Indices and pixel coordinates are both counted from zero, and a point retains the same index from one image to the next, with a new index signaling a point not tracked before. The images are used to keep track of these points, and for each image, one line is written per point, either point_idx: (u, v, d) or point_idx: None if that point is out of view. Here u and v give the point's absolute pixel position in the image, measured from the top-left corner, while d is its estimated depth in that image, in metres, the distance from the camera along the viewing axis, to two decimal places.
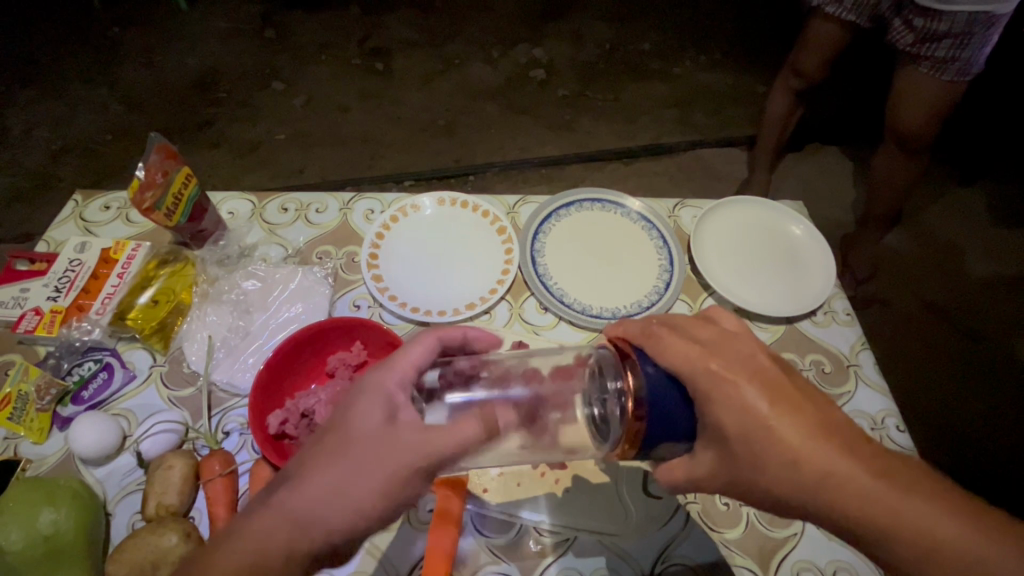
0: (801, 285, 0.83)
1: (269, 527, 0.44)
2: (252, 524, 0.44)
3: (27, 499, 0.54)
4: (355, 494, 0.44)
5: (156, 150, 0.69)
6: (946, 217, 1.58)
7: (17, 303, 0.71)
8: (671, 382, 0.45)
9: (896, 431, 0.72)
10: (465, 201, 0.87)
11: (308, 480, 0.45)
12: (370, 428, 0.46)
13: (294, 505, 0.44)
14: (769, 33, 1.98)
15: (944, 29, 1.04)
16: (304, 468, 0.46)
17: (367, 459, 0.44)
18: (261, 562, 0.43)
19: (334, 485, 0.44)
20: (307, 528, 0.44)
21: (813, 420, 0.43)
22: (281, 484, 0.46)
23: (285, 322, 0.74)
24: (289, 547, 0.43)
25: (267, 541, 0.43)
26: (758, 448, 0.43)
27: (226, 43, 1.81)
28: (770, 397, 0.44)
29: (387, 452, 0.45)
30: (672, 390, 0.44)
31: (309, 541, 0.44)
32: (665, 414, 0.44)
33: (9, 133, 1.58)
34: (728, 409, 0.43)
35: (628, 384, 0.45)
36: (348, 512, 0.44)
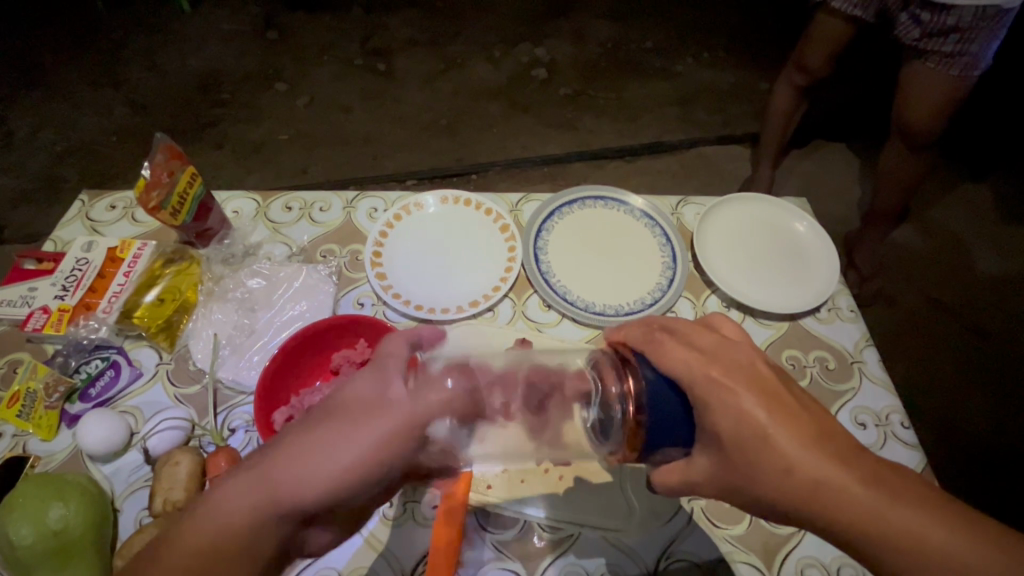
0: (804, 281, 0.82)
1: (245, 488, 0.44)
2: (226, 486, 0.45)
3: (35, 495, 0.55)
4: (332, 463, 0.44)
5: (162, 150, 0.70)
6: (950, 214, 1.57)
7: (25, 302, 0.72)
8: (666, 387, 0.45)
9: (900, 428, 0.72)
10: (468, 199, 0.87)
11: (288, 446, 0.46)
12: (358, 400, 0.48)
13: (270, 469, 0.45)
14: (772, 30, 1.98)
15: (951, 23, 1.04)
16: (288, 436, 0.47)
17: (354, 436, 0.45)
18: (235, 522, 0.43)
19: (314, 452, 0.45)
20: (279, 494, 0.44)
21: (809, 418, 0.44)
22: (262, 452, 0.47)
23: (290, 320, 0.74)
24: (260, 510, 0.44)
25: (239, 503, 0.44)
26: (756, 450, 0.43)
27: (230, 44, 1.82)
28: (767, 398, 0.44)
29: (374, 421, 0.46)
30: (669, 395, 0.45)
31: (281, 506, 0.44)
32: (666, 418, 0.45)
33: (17, 134, 1.59)
34: (723, 409, 0.44)
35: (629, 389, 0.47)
36: (324, 482, 0.44)
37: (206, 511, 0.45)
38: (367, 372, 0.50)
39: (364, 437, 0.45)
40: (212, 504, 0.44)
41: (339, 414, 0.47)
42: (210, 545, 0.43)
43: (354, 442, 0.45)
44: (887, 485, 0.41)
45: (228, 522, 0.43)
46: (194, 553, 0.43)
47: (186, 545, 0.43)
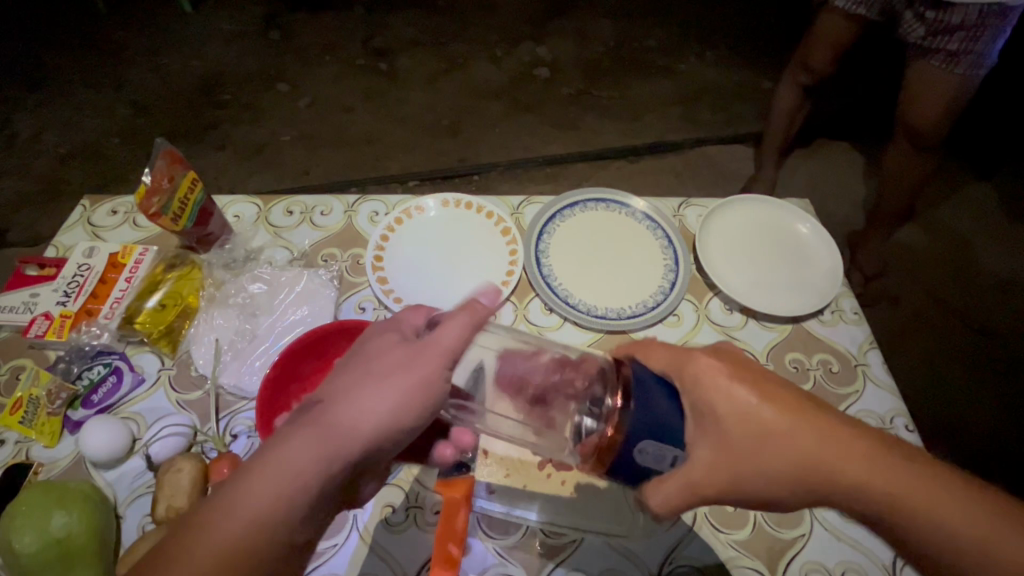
0: (808, 284, 0.82)
1: (306, 447, 0.42)
2: (283, 445, 0.43)
3: (38, 502, 0.55)
4: (382, 417, 0.44)
5: (162, 156, 0.69)
6: (955, 213, 1.56)
7: (27, 308, 0.72)
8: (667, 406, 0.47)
9: (905, 431, 0.72)
10: (469, 202, 0.87)
11: (339, 401, 0.44)
12: (391, 353, 0.47)
13: (326, 428, 0.43)
14: (775, 29, 1.97)
15: (955, 22, 1.03)
16: (330, 391, 0.46)
17: (398, 383, 0.45)
18: (298, 483, 0.41)
19: (359, 405, 0.44)
20: (342, 451, 0.43)
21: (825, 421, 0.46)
22: (307, 409, 0.45)
23: (291, 325, 0.74)
24: (324, 467, 0.42)
25: (300, 463, 0.42)
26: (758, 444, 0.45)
27: (231, 45, 1.82)
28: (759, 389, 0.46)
29: (416, 367, 0.46)
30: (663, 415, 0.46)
31: (344, 463, 0.43)
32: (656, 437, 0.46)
33: (19, 137, 1.59)
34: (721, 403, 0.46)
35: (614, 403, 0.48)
36: (378, 437, 0.44)
37: (268, 466, 0.42)
38: (385, 329, 0.50)
39: (413, 388, 0.45)
40: (267, 468, 0.41)
41: (378, 366, 0.46)
42: (270, 513, 0.41)
43: (407, 388, 0.45)
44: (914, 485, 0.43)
45: (292, 482, 0.41)
46: (249, 522, 0.40)
47: (242, 513, 0.40)
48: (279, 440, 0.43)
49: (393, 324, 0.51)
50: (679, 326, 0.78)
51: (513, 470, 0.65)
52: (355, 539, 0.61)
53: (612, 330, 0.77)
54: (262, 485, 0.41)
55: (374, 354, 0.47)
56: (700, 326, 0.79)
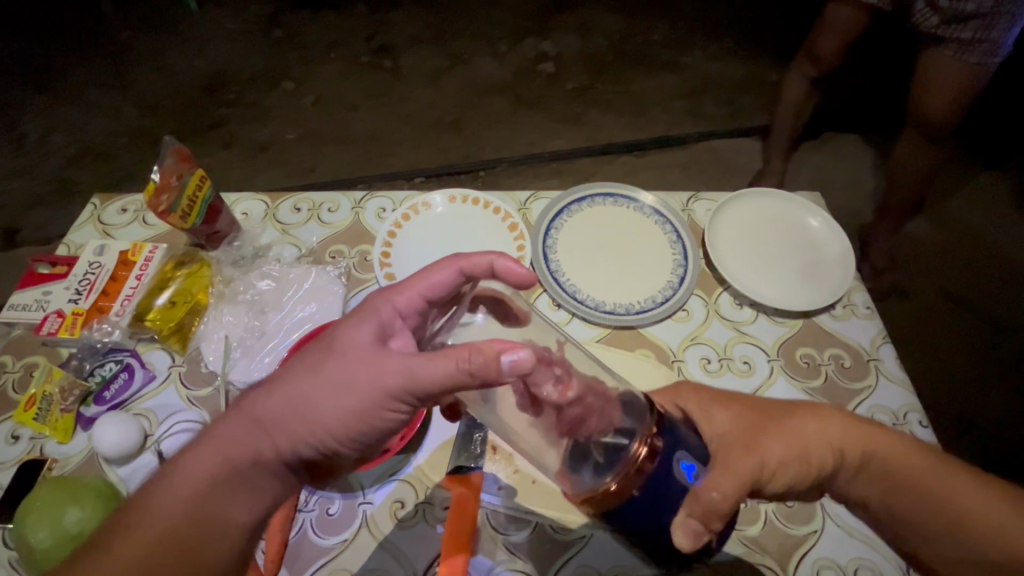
0: (820, 279, 0.81)
1: (240, 433, 0.47)
2: (224, 428, 0.47)
3: (53, 498, 0.55)
4: (318, 415, 0.47)
5: (170, 154, 0.69)
6: (968, 205, 1.54)
7: (39, 306, 0.73)
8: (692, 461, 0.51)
9: (919, 426, 0.71)
10: (476, 198, 0.86)
11: (277, 393, 0.48)
12: (344, 352, 0.49)
13: (264, 419, 0.47)
14: (783, 20, 1.94)
15: (970, 9, 1.02)
16: (276, 379, 0.49)
17: (350, 393, 0.47)
18: (229, 466, 0.46)
19: (297, 399, 0.47)
20: (271, 441, 0.47)
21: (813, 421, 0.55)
22: (251, 395, 0.49)
23: (300, 322, 0.74)
24: (254, 454, 0.46)
25: (235, 447, 0.46)
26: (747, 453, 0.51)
27: (236, 44, 1.82)
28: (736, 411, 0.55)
29: (370, 374, 0.47)
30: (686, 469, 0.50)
31: (273, 453, 0.47)
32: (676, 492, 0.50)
33: (29, 137, 1.61)
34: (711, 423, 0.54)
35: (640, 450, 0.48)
36: (309, 436, 0.47)
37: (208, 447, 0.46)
38: (364, 316, 0.51)
39: (352, 393, 0.47)
40: (206, 448, 0.46)
41: (325, 364, 0.48)
42: (199, 490, 0.44)
43: (354, 396, 0.47)
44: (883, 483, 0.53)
45: (221, 466, 0.46)
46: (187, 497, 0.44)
47: (185, 484, 0.45)
48: (223, 424, 0.47)
49: (377, 310, 0.51)
50: (688, 322, 0.78)
51: (521, 466, 0.64)
52: (364, 535, 0.61)
53: (620, 325, 0.76)
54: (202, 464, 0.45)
55: (340, 346, 0.49)
56: (709, 321, 0.78)
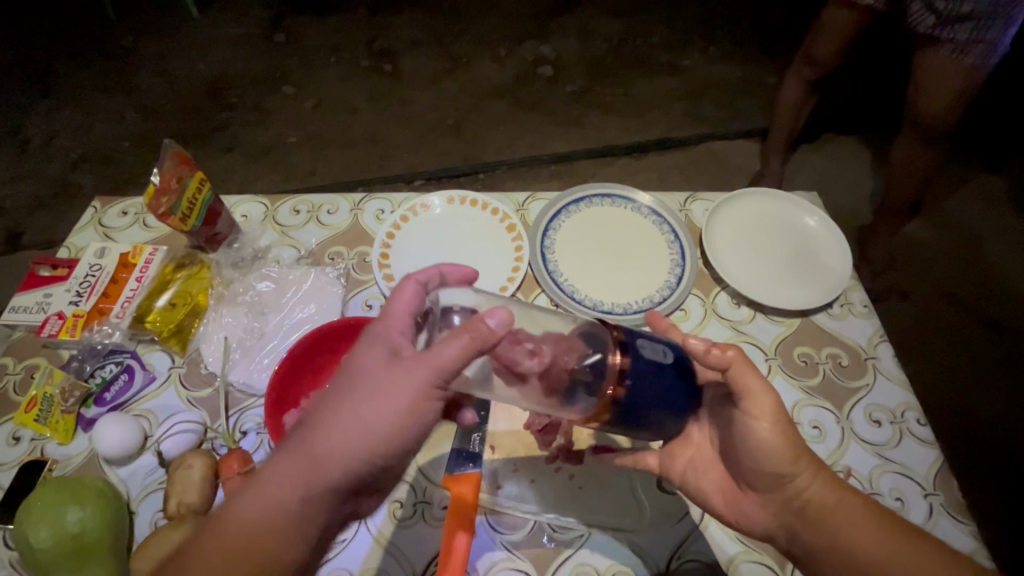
0: (817, 278, 0.81)
1: (290, 472, 0.46)
2: (268, 469, 0.47)
3: (53, 498, 0.56)
4: (361, 437, 0.45)
5: (170, 156, 0.70)
6: (966, 205, 1.54)
7: (40, 308, 0.73)
8: (665, 361, 0.51)
9: (917, 425, 0.71)
10: (474, 199, 0.87)
11: (318, 425, 0.46)
12: (373, 371, 0.47)
13: (307, 454, 0.45)
14: (781, 23, 1.95)
15: (965, 11, 1.03)
16: (315, 414, 0.48)
17: (382, 406, 0.46)
18: (283, 503, 0.45)
19: (338, 428, 0.46)
20: (322, 474, 0.45)
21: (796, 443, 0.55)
22: (294, 434, 0.48)
23: (300, 323, 0.75)
24: (306, 488, 0.45)
25: (286, 485, 0.45)
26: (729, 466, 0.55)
27: (237, 48, 1.83)
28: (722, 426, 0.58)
29: (399, 386, 0.46)
30: (659, 374, 0.51)
31: (326, 483, 0.45)
32: (658, 399, 0.51)
33: (31, 142, 1.62)
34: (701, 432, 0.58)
35: (612, 368, 0.49)
36: (359, 457, 0.45)
37: (253, 492, 0.46)
38: (372, 336, 0.50)
39: (391, 406, 0.45)
40: (251, 495, 0.46)
41: (358, 385, 0.47)
42: (259, 528, 0.44)
43: (388, 408, 0.45)
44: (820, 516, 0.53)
45: (277, 503, 0.45)
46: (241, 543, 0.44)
47: (238, 529, 0.45)
48: (263, 467, 0.47)
49: (381, 328, 0.50)
50: (686, 321, 0.78)
51: (520, 465, 0.65)
52: (363, 534, 0.61)
53: (618, 325, 0.77)
54: (250, 508, 0.45)
55: (358, 368, 0.48)
56: (707, 320, 0.78)
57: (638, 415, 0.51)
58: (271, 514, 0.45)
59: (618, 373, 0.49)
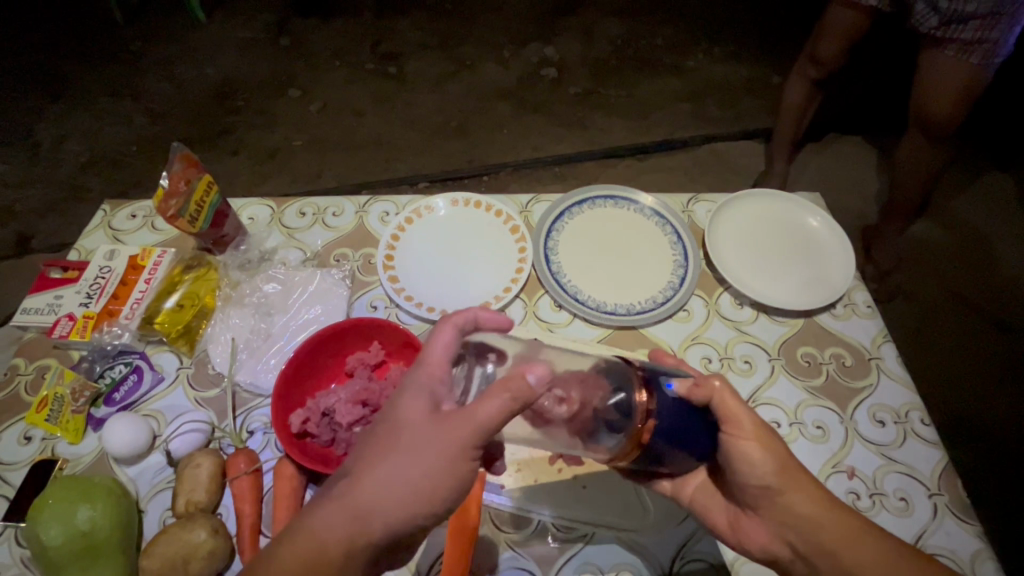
0: (821, 278, 0.81)
1: (334, 525, 0.46)
2: (312, 518, 0.47)
3: (65, 496, 0.57)
4: (404, 492, 0.46)
5: (178, 159, 0.72)
6: (973, 206, 1.54)
7: (51, 310, 0.74)
8: (687, 397, 0.52)
9: (921, 425, 0.71)
10: (478, 201, 0.87)
11: (362, 479, 0.47)
12: (415, 425, 0.47)
13: (352, 506, 0.46)
14: (785, 23, 1.95)
15: (970, 10, 1.03)
16: (357, 465, 0.48)
17: (426, 463, 0.46)
18: (325, 555, 0.45)
19: (381, 482, 0.46)
20: (367, 526, 0.45)
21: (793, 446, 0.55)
22: (337, 484, 0.48)
23: (305, 324, 0.75)
24: (350, 542, 0.45)
25: (330, 538, 0.45)
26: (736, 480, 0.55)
27: (243, 52, 1.85)
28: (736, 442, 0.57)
29: (442, 444, 0.46)
30: (683, 410, 0.51)
31: (369, 539, 0.46)
32: (682, 435, 0.51)
33: (41, 146, 1.64)
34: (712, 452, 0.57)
35: (641, 407, 0.50)
36: (403, 512, 0.46)
37: (296, 540, 0.46)
38: (413, 386, 0.50)
39: (435, 462, 0.46)
40: (295, 543, 0.46)
41: (400, 440, 0.47)
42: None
43: (431, 464, 0.46)
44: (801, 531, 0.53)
45: (320, 556, 0.45)
46: None
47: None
48: (307, 517, 0.47)
49: (421, 378, 0.50)
50: (689, 322, 0.78)
51: (523, 465, 0.65)
52: None
53: (622, 325, 0.77)
54: (293, 555, 0.45)
55: (399, 420, 0.48)
56: (710, 321, 0.79)
57: (662, 451, 0.51)
58: (312, 565, 0.45)
59: (646, 412, 0.49)
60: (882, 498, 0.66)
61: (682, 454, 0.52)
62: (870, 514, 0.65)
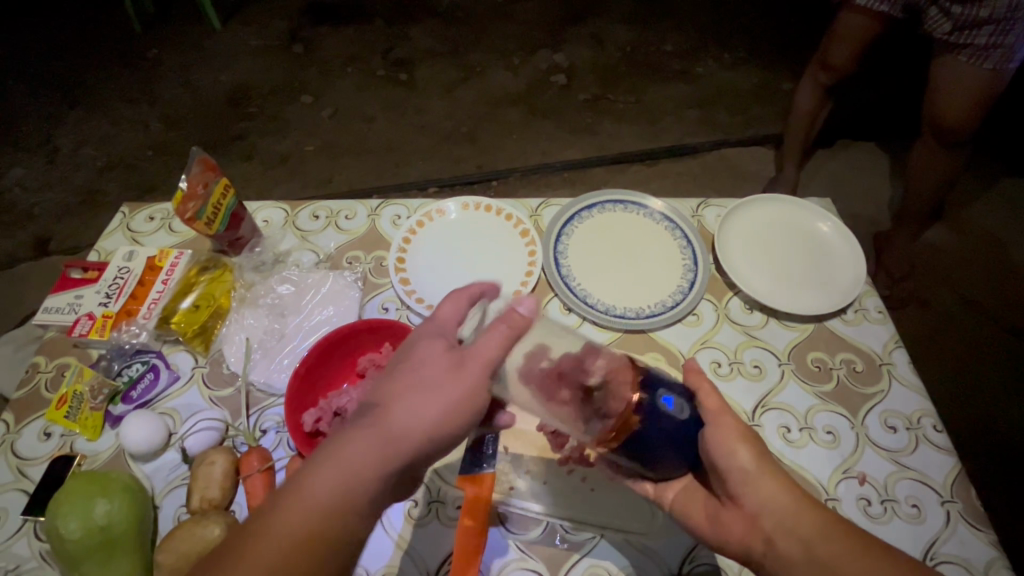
0: (831, 283, 0.81)
1: (366, 448, 0.47)
2: (342, 444, 0.47)
3: (84, 491, 0.58)
4: (430, 417, 0.48)
5: (197, 163, 0.73)
6: (986, 212, 1.52)
7: (72, 309, 0.76)
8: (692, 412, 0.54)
9: (933, 431, 0.71)
10: (489, 205, 0.88)
11: (391, 407, 0.48)
12: (434, 361, 0.51)
13: (384, 432, 0.47)
14: (795, 30, 1.95)
15: (984, 15, 1.03)
16: (383, 397, 0.50)
17: (447, 391, 0.49)
18: (359, 478, 0.46)
19: (410, 410, 0.48)
20: (397, 451, 0.47)
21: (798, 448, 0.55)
22: (363, 414, 0.49)
23: (318, 325, 0.77)
24: (383, 464, 0.47)
25: (364, 460, 0.46)
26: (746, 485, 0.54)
27: (258, 59, 1.88)
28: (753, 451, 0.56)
29: (459, 374, 0.50)
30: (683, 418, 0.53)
31: (401, 460, 0.47)
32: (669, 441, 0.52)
33: (60, 150, 1.68)
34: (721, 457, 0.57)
35: (627, 402, 0.50)
36: (431, 436, 0.48)
37: (328, 462, 0.47)
38: (424, 334, 0.54)
39: (458, 389, 0.49)
40: (330, 462, 0.46)
41: (423, 372, 0.50)
42: (339, 494, 0.46)
43: (450, 394, 0.49)
44: (831, 539, 0.50)
45: (354, 478, 0.46)
46: (317, 510, 0.45)
47: (313, 496, 0.45)
48: (337, 442, 0.48)
49: (433, 327, 0.55)
50: (698, 326, 0.79)
51: (533, 467, 0.65)
52: (380, 534, 0.62)
53: (631, 329, 0.77)
54: (330, 476, 0.46)
55: (416, 356, 0.52)
56: (719, 325, 0.79)
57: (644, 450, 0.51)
58: (349, 483, 0.46)
59: (633, 408, 0.50)
60: (894, 505, 0.65)
61: (667, 457, 0.53)
62: (882, 520, 0.64)
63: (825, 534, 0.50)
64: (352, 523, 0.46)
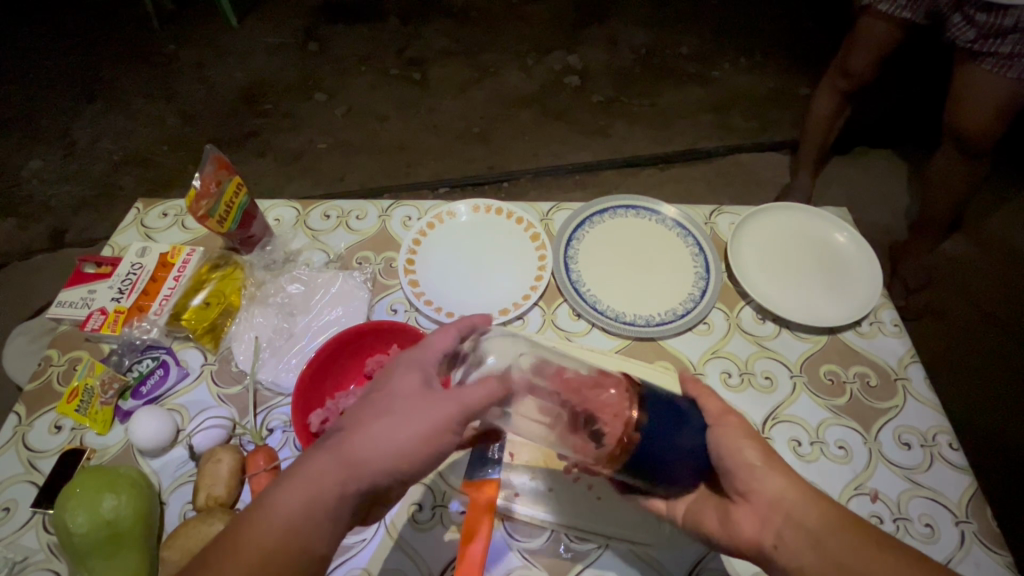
0: (846, 296, 0.80)
1: (329, 472, 0.47)
2: (309, 464, 0.48)
3: (92, 485, 0.58)
4: (394, 449, 0.48)
5: (210, 161, 0.73)
6: (1007, 224, 1.49)
7: (85, 303, 0.77)
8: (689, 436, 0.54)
9: (948, 449, 0.69)
10: (500, 208, 0.88)
11: (358, 431, 0.49)
12: (408, 393, 0.51)
13: (347, 457, 0.47)
14: (813, 35, 1.93)
15: (1008, 24, 1.00)
16: (353, 421, 0.50)
17: (414, 426, 0.48)
18: (318, 496, 0.47)
19: (375, 437, 0.48)
20: (356, 478, 0.47)
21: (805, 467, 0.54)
22: (332, 436, 0.50)
23: (326, 324, 0.77)
24: (342, 489, 0.47)
25: (324, 480, 0.47)
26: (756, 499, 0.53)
27: (273, 57, 1.89)
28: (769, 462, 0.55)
29: (431, 408, 0.49)
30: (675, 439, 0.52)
31: (359, 487, 0.47)
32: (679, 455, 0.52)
33: (78, 144, 1.70)
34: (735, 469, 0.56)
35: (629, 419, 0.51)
36: (391, 466, 0.48)
37: (294, 481, 0.47)
38: (409, 363, 0.54)
39: (424, 422, 0.48)
40: (296, 480, 0.47)
41: (394, 404, 0.50)
42: (298, 515, 0.46)
43: (416, 428, 0.48)
44: (841, 541, 0.50)
45: (321, 498, 0.47)
46: (280, 528, 0.46)
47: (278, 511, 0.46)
48: (304, 463, 0.48)
49: (418, 355, 0.55)
50: (709, 335, 0.78)
51: (539, 473, 0.65)
52: (383, 536, 0.62)
53: (641, 336, 0.76)
54: (292, 494, 0.47)
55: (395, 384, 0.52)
56: (730, 335, 0.78)
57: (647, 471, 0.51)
58: (309, 503, 0.46)
59: (633, 423, 0.51)
60: (907, 524, 0.64)
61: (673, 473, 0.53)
62: None
63: (830, 537, 0.50)
64: (307, 545, 0.46)
